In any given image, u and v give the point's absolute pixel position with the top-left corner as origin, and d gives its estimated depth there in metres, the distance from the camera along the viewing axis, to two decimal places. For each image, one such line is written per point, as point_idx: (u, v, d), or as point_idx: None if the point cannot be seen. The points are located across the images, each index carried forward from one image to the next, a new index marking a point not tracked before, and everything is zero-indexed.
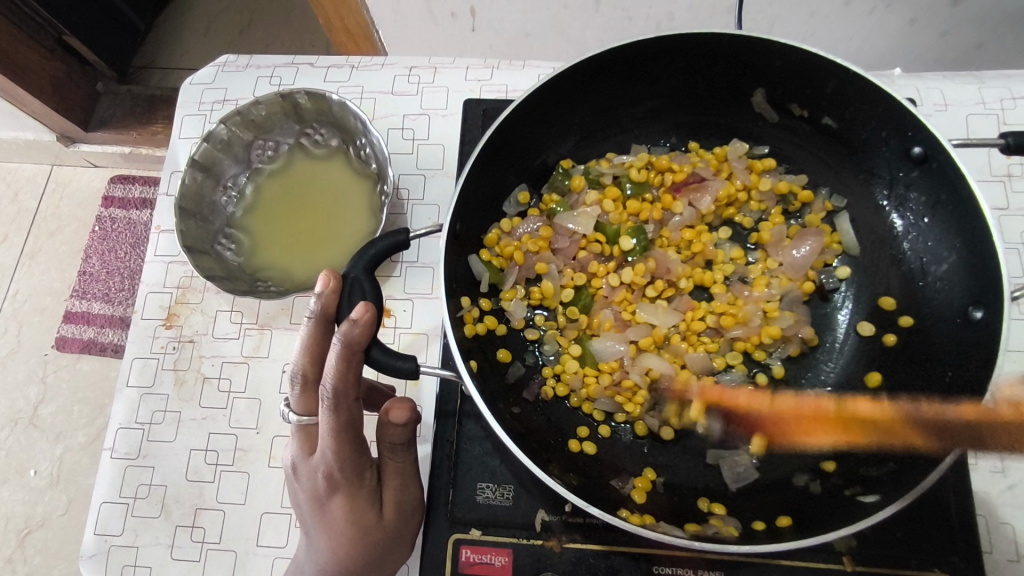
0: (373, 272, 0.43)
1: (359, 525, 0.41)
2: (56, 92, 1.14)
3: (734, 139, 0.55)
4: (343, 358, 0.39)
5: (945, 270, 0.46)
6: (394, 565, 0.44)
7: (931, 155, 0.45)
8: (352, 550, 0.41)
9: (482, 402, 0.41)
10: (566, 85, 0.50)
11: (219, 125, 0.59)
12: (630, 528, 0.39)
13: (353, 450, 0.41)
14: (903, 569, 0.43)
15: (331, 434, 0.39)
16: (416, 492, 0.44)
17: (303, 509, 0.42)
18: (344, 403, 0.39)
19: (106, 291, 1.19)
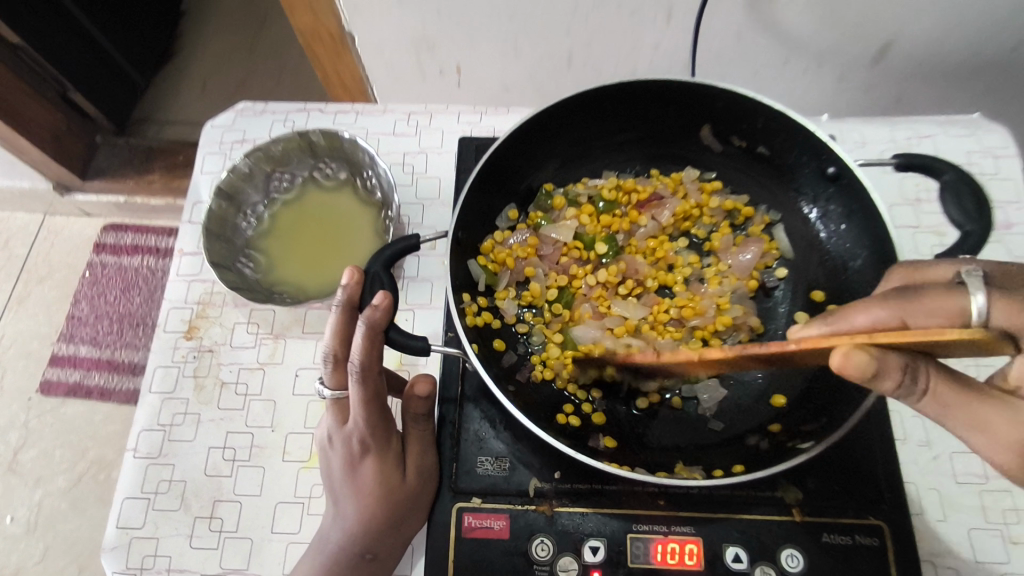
0: (389, 270, 0.51)
1: (387, 483, 0.49)
2: (56, 143, 1.56)
3: (687, 166, 0.65)
4: (369, 337, 0.45)
5: (860, 265, 0.56)
6: (415, 524, 0.51)
7: (842, 174, 0.56)
8: (380, 505, 0.49)
9: (486, 374, 0.50)
10: (548, 120, 0.61)
11: (242, 159, 0.68)
12: (609, 469, 0.47)
13: (381, 418, 0.49)
14: (842, 517, 0.51)
15: (361, 404, 0.47)
16: (432, 458, 0.52)
17: (336, 473, 0.49)
18: (369, 376, 0.46)
19: (90, 336, 1.66)
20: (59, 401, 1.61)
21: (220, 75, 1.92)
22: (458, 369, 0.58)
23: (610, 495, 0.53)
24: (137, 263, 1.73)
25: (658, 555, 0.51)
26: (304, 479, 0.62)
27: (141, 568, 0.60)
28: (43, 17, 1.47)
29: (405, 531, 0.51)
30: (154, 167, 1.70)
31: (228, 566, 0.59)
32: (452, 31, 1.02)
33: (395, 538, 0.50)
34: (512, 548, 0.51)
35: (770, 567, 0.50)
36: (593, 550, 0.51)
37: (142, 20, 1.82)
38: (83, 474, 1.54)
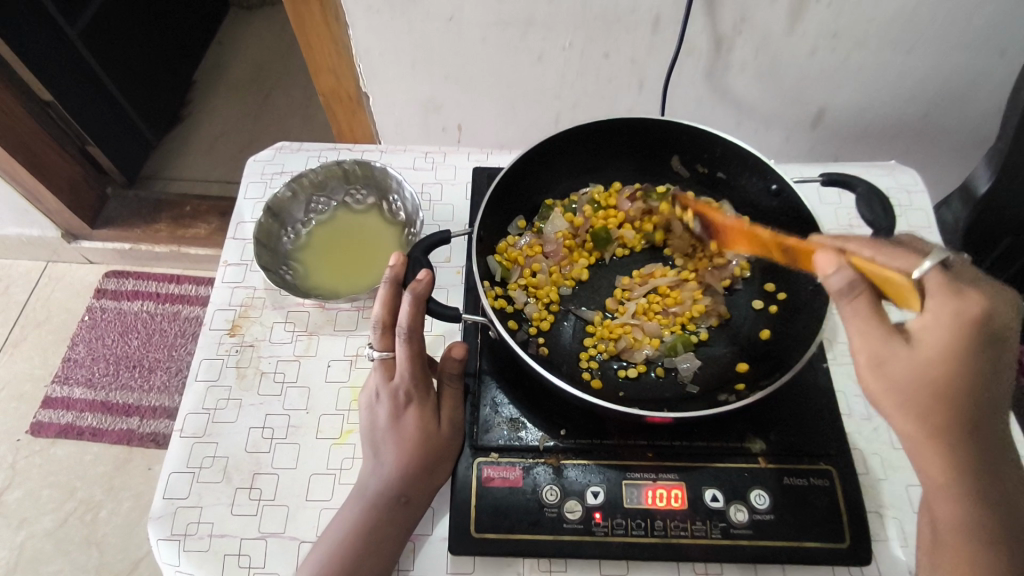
0: (426, 256, 0.62)
1: (425, 429, 0.60)
2: (72, 193, 1.67)
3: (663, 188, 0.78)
4: (415, 304, 0.56)
5: None
6: (443, 473, 0.60)
7: (783, 191, 0.70)
8: (416, 450, 0.59)
9: (506, 336, 0.60)
10: (550, 148, 0.74)
11: (288, 183, 0.80)
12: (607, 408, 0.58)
13: (420, 374, 0.60)
14: (797, 463, 0.62)
15: (407, 359, 0.58)
16: (460, 416, 0.63)
17: (381, 423, 0.60)
18: (415, 336, 0.57)
19: (87, 377, 1.70)
20: (48, 441, 1.62)
21: (227, 138, 2.08)
22: (478, 345, 0.69)
23: (608, 449, 0.63)
24: (137, 308, 1.80)
25: (649, 499, 0.60)
26: (336, 454, 0.70)
27: (186, 534, 0.66)
28: (75, 79, 1.61)
29: (435, 479, 0.60)
30: (160, 218, 1.81)
31: (267, 530, 0.66)
32: (455, 94, 1.20)
33: (427, 484, 0.59)
34: (526, 495, 0.61)
35: (742, 505, 0.60)
36: (594, 495, 0.60)
37: (160, 86, 1.98)
38: (69, 514, 1.54)
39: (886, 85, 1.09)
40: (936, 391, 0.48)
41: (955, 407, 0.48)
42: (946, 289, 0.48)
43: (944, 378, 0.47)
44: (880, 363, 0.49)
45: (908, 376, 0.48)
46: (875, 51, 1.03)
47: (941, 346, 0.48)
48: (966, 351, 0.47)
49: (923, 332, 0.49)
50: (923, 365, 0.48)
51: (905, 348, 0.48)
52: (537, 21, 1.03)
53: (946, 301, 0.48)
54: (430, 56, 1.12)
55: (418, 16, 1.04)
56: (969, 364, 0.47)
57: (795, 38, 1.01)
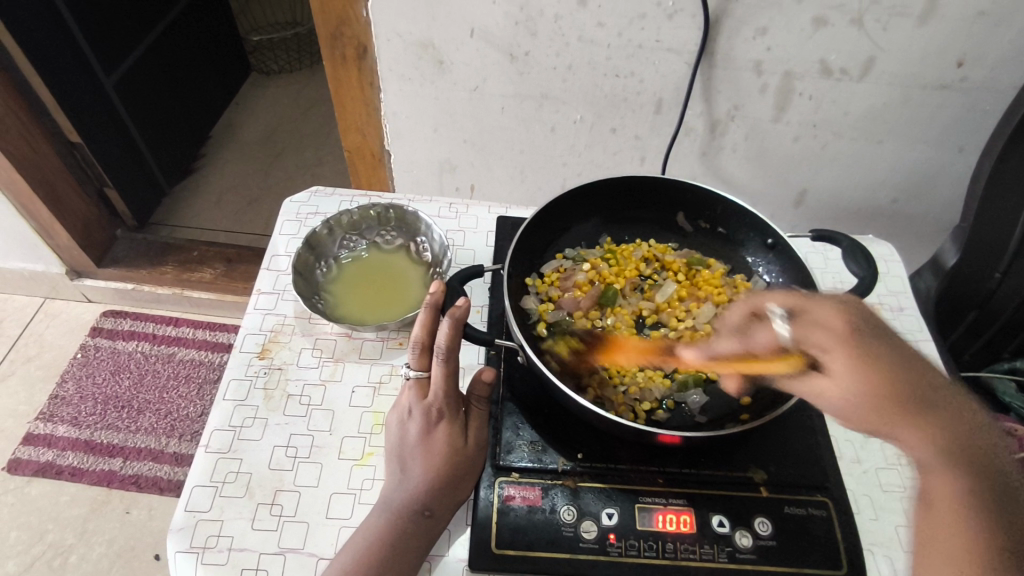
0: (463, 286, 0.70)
1: (454, 444, 0.64)
2: (84, 231, 1.71)
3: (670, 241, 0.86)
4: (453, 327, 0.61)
5: None
6: (466, 490, 0.64)
7: (778, 245, 0.78)
8: (443, 465, 0.63)
9: (531, 355, 0.66)
10: (569, 201, 0.83)
11: (327, 221, 0.87)
12: (625, 426, 0.62)
13: (453, 393, 0.65)
14: (797, 493, 0.66)
15: (442, 379, 0.64)
16: (485, 434, 0.67)
17: (412, 437, 0.64)
18: (451, 357, 0.62)
19: (71, 416, 1.67)
20: (24, 479, 1.57)
21: (236, 191, 2.15)
22: (502, 373, 0.74)
23: (619, 474, 0.67)
24: (132, 347, 1.81)
25: (660, 522, 0.64)
26: (356, 475, 0.73)
27: (204, 546, 0.67)
28: (102, 124, 1.70)
29: (459, 495, 0.64)
30: (166, 261, 1.84)
31: (286, 545, 0.68)
32: (471, 158, 1.30)
33: (451, 499, 0.63)
34: (544, 513, 0.64)
35: (746, 531, 0.64)
36: (609, 516, 0.64)
37: (178, 137, 2.07)
38: (35, 558, 1.47)
39: (860, 172, 1.21)
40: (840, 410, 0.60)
41: (897, 396, 0.56)
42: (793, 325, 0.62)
43: (858, 390, 0.57)
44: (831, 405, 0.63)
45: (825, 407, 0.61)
46: (850, 141, 1.15)
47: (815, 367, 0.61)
48: (862, 354, 0.58)
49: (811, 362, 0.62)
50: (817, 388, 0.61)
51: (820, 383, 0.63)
52: (552, 96, 1.14)
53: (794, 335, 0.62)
54: (451, 122, 1.23)
55: (445, 85, 1.15)
56: (881, 367, 0.57)
57: (780, 126, 1.14)
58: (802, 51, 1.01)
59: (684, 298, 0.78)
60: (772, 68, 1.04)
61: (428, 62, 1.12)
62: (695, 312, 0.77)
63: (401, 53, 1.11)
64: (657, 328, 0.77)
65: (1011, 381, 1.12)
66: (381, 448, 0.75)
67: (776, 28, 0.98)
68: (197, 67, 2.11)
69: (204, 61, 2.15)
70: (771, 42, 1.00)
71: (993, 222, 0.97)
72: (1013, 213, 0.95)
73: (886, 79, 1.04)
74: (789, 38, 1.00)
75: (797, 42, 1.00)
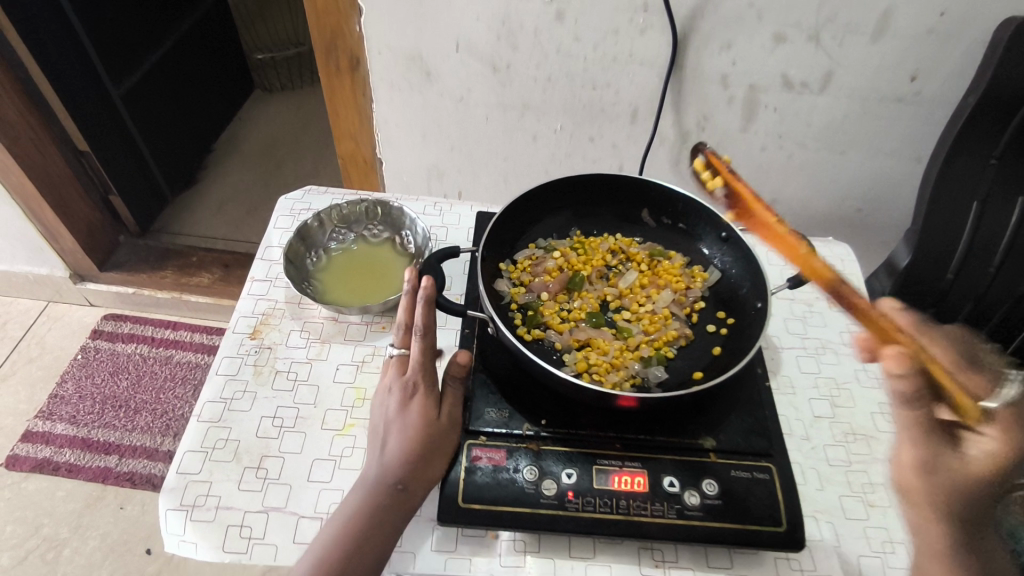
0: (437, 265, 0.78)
1: (428, 419, 0.70)
2: (88, 235, 1.78)
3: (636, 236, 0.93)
4: (427, 302, 0.71)
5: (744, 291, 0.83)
6: (440, 464, 0.69)
7: (731, 236, 0.85)
8: (416, 435, 0.68)
9: (499, 326, 0.73)
10: (540, 196, 0.90)
11: (318, 214, 0.94)
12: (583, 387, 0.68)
13: (429, 369, 0.72)
14: (742, 458, 0.72)
15: (418, 354, 0.71)
16: (458, 412, 0.73)
17: (392, 410, 0.71)
18: (424, 333, 0.71)
19: (70, 414, 1.72)
20: (22, 475, 1.61)
21: (236, 201, 2.23)
22: (474, 352, 0.81)
23: (581, 439, 0.73)
24: (131, 348, 1.86)
25: (616, 483, 0.69)
26: (338, 443, 0.78)
27: (194, 505, 0.72)
28: (109, 133, 1.78)
29: (433, 469, 0.68)
30: (166, 266, 1.92)
31: (269, 504, 0.73)
32: (458, 164, 1.37)
33: (423, 473, 0.68)
34: (508, 472, 0.70)
35: (694, 490, 0.69)
36: (568, 476, 0.70)
37: (182, 149, 2.16)
38: (30, 552, 1.50)
39: (825, 182, 1.28)
40: (974, 495, 0.60)
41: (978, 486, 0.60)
42: (1014, 430, 0.61)
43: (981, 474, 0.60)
44: (931, 465, 0.62)
45: (957, 479, 0.60)
46: (814, 151, 1.22)
47: (995, 461, 0.60)
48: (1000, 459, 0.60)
49: (980, 449, 0.61)
50: (976, 476, 0.60)
51: (956, 459, 0.61)
52: (534, 107, 1.22)
53: (1008, 437, 0.60)
54: (439, 130, 1.31)
55: (433, 95, 1.23)
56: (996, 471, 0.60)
57: (748, 136, 1.21)
58: (765, 65, 1.09)
59: (645, 285, 0.85)
60: (737, 81, 1.12)
61: (416, 73, 1.20)
62: (654, 297, 0.84)
63: (392, 65, 1.19)
64: (620, 311, 0.83)
65: None
66: (361, 420, 0.80)
67: (740, 43, 1.06)
68: (202, 82, 2.21)
69: (209, 77, 2.25)
70: (736, 57, 1.08)
71: (944, 227, 1.04)
72: (960, 217, 1.03)
73: (846, 92, 1.11)
74: (752, 53, 1.07)
75: (760, 57, 1.08)
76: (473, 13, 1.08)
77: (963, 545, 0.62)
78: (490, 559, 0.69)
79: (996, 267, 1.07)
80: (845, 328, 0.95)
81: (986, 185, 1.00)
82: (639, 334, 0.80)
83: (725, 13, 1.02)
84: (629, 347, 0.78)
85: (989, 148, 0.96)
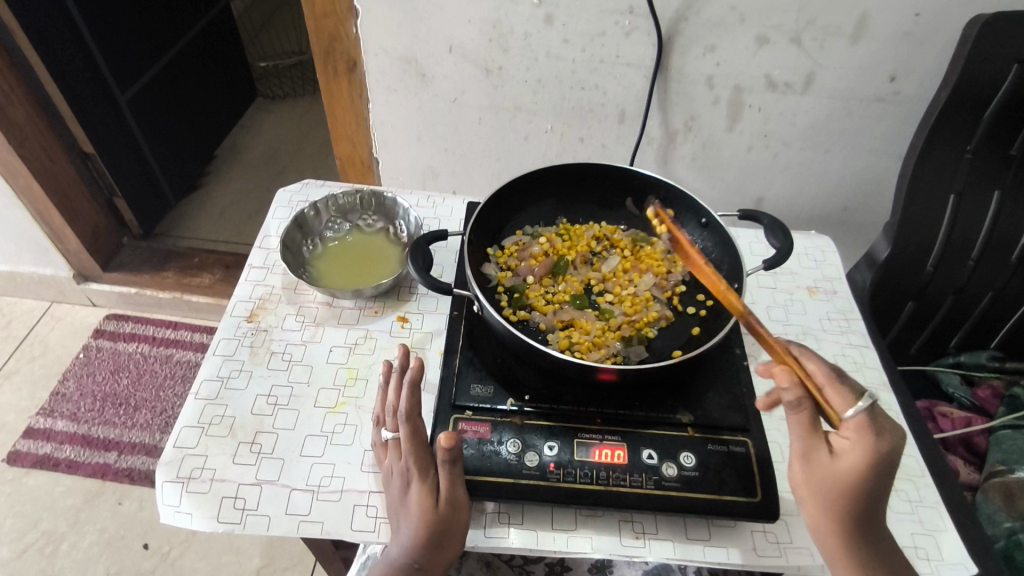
0: (423, 251, 0.82)
1: (427, 503, 0.66)
2: (92, 236, 1.82)
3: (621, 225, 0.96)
4: (412, 387, 0.69)
5: (722, 275, 0.86)
6: (453, 548, 0.67)
7: (710, 223, 0.88)
8: (420, 528, 0.65)
9: (485, 303, 0.76)
10: (527, 185, 0.94)
11: (314, 203, 0.98)
12: (565, 361, 0.71)
13: (422, 452, 0.69)
14: (719, 432, 0.75)
15: (407, 440, 0.68)
16: (462, 491, 0.68)
17: (396, 498, 0.69)
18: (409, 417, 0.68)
19: (70, 412, 1.74)
20: (22, 471, 1.62)
21: (238, 205, 2.27)
22: (462, 333, 0.84)
23: (563, 413, 0.75)
24: (132, 348, 1.89)
25: (596, 455, 0.72)
26: (330, 420, 0.80)
27: (189, 477, 0.74)
28: (114, 139, 1.83)
29: (445, 550, 0.66)
30: (168, 267, 1.95)
31: (262, 477, 0.75)
32: (452, 165, 1.41)
33: (437, 555, 0.66)
34: (492, 444, 0.72)
35: (672, 463, 0.71)
36: (550, 449, 0.72)
37: (185, 155, 2.20)
38: (28, 546, 1.51)
39: (810, 182, 1.30)
40: (849, 493, 0.63)
41: (846, 496, 0.63)
42: (871, 432, 0.62)
43: (835, 482, 0.63)
44: (806, 460, 0.65)
45: (827, 477, 0.64)
46: (798, 151, 1.24)
47: (858, 464, 0.62)
48: (866, 471, 0.62)
49: (844, 450, 0.63)
50: (842, 476, 0.63)
51: (827, 457, 0.64)
52: (525, 107, 1.26)
53: (868, 438, 0.62)
54: (433, 131, 1.35)
55: (428, 96, 1.27)
56: (871, 485, 0.63)
57: (734, 136, 1.24)
58: (748, 66, 1.12)
59: (628, 270, 0.89)
60: (722, 82, 1.15)
61: (411, 75, 1.24)
62: (635, 281, 0.87)
63: (387, 68, 1.23)
64: (603, 294, 0.87)
65: (956, 374, 1.21)
66: (353, 398, 0.83)
67: (723, 45, 1.10)
68: (206, 90, 2.26)
69: (214, 85, 2.31)
70: (719, 58, 1.12)
71: (923, 221, 1.06)
72: (938, 210, 1.05)
73: (827, 93, 1.14)
74: (735, 55, 1.11)
75: (743, 59, 1.11)
76: (465, 17, 1.12)
77: (854, 540, 0.64)
78: (475, 530, 0.71)
79: (973, 262, 1.10)
80: (823, 315, 0.99)
81: (961, 181, 1.03)
82: (620, 315, 0.83)
83: (708, 15, 1.06)
84: (611, 327, 0.81)
85: (964, 140, 0.99)
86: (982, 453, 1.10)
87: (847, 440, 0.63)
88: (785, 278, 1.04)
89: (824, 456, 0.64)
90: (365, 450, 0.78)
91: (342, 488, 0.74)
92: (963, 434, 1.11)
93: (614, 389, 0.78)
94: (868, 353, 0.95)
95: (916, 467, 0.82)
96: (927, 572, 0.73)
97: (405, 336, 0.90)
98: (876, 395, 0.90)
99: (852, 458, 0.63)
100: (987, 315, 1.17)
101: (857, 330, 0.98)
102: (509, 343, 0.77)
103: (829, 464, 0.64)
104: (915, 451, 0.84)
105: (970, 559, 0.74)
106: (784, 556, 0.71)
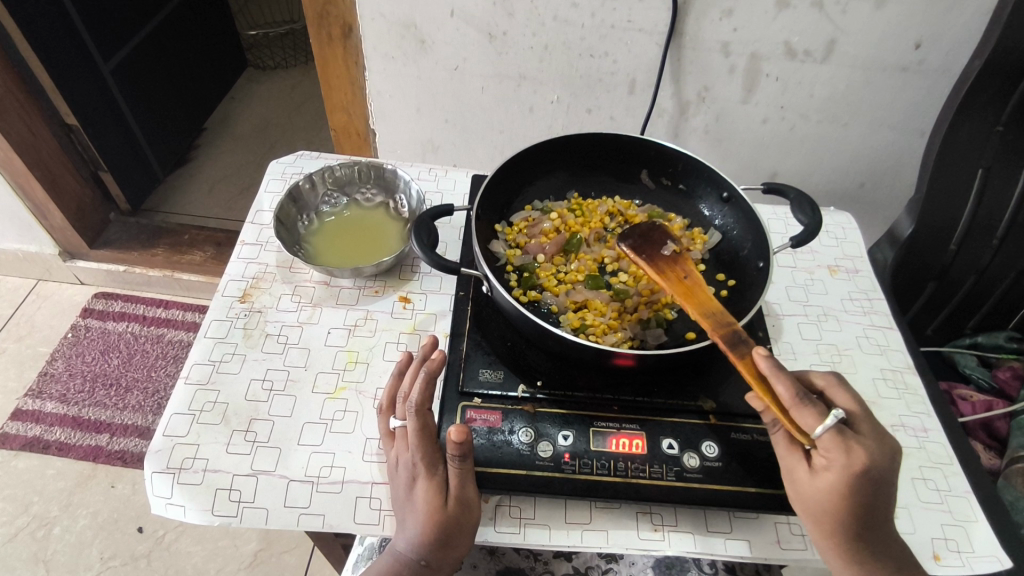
0: (426, 224, 0.77)
1: (433, 502, 0.62)
2: (78, 212, 1.75)
3: (637, 198, 0.92)
4: (427, 377, 0.65)
5: (747, 252, 0.82)
6: (463, 546, 0.63)
7: (732, 197, 0.84)
8: (428, 527, 0.61)
9: (492, 280, 0.71)
10: (537, 155, 0.88)
11: (309, 174, 0.92)
12: (580, 345, 0.67)
13: (432, 446, 0.65)
14: (743, 419, 0.71)
15: (417, 433, 0.64)
16: (472, 491, 0.64)
17: (399, 495, 0.64)
18: (419, 410, 0.64)
19: (59, 393, 1.68)
20: (11, 453, 1.58)
21: (229, 180, 2.20)
22: (470, 312, 0.80)
23: (577, 401, 0.71)
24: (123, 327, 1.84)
25: (613, 445, 0.68)
26: (329, 407, 0.76)
27: (181, 467, 0.69)
28: (98, 110, 1.75)
29: (455, 549, 0.63)
30: (158, 245, 1.89)
31: (258, 467, 0.70)
32: (453, 137, 1.35)
33: (447, 552, 0.63)
34: (502, 434, 0.68)
35: (694, 453, 0.67)
36: (565, 438, 0.68)
37: (173, 128, 2.12)
38: (19, 530, 1.47)
39: (825, 157, 1.24)
40: (836, 514, 0.59)
41: (828, 516, 0.60)
42: (841, 449, 0.58)
43: (814, 500, 0.60)
44: (790, 479, 0.63)
45: (806, 495, 0.61)
46: (816, 124, 1.18)
47: (832, 483, 0.59)
48: (843, 488, 0.58)
49: (821, 469, 0.60)
50: (819, 494, 0.60)
51: (806, 475, 0.61)
52: (530, 76, 1.19)
53: (839, 456, 0.58)
54: (433, 101, 1.28)
55: (428, 64, 1.20)
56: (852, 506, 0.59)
57: (750, 107, 1.17)
58: (767, 33, 1.05)
59: None
60: (738, 49, 1.08)
61: (411, 43, 1.17)
62: None
63: (384, 32, 1.16)
64: (618, 273, 0.83)
65: (972, 355, 1.17)
66: (353, 383, 0.78)
67: (741, 10, 1.02)
68: (194, 60, 2.18)
69: (202, 56, 2.22)
70: (737, 24, 1.04)
71: (948, 199, 1.01)
72: (965, 187, 1.00)
73: (848, 61, 1.06)
74: (754, 20, 1.03)
75: (762, 24, 1.03)
76: None
77: (855, 555, 0.60)
78: (485, 525, 0.67)
79: (998, 241, 1.05)
80: (845, 295, 0.95)
81: (989, 156, 0.97)
82: (637, 296, 0.79)
83: None
84: (626, 309, 0.77)
85: (994, 114, 0.93)
86: (1003, 437, 1.07)
87: (823, 458, 0.60)
88: (805, 257, 1.00)
89: (799, 473, 0.62)
90: (367, 439, 0.73)
91: (343, 479, 0.70)
92: (984, 418, 1.08)
93: (630, 375, 0.73)
94: (892, 335, 0.91)
95: (944, 454, 0.78)
96: (958, 565, 0.69)
97: (408, 317, 0.85)
98: (901, 378, 0.86)
99: (823, 478, 0.59)
100: (1007, 297, 1.13)
101: (880, 310, 0.93)
102: (517, 325, 0.73)
103: (808, 482, 0.61)
104: (942, 437, 0.80)
105: (1001, 550, 0.70)
106: (811, 550, 0.67)
